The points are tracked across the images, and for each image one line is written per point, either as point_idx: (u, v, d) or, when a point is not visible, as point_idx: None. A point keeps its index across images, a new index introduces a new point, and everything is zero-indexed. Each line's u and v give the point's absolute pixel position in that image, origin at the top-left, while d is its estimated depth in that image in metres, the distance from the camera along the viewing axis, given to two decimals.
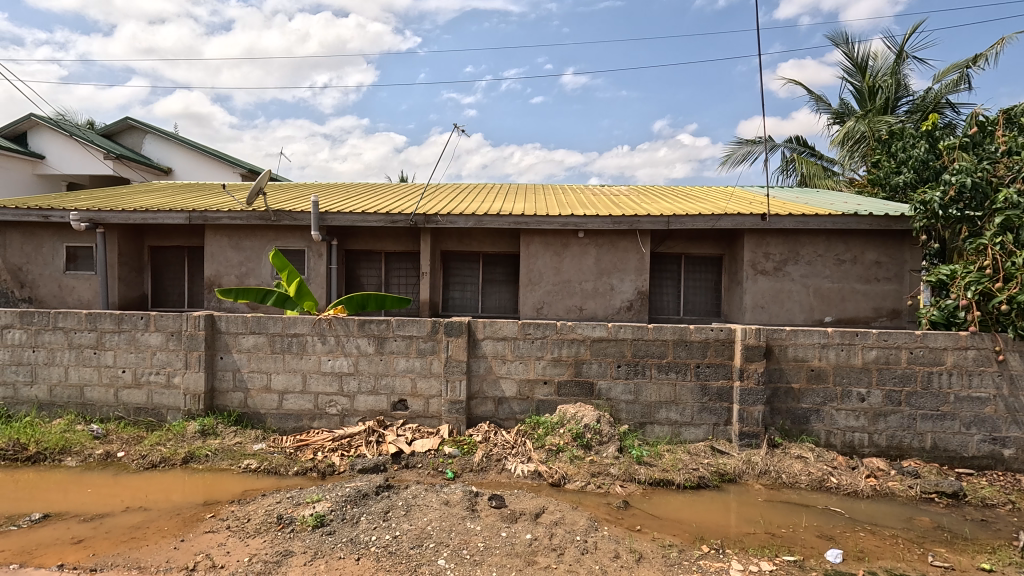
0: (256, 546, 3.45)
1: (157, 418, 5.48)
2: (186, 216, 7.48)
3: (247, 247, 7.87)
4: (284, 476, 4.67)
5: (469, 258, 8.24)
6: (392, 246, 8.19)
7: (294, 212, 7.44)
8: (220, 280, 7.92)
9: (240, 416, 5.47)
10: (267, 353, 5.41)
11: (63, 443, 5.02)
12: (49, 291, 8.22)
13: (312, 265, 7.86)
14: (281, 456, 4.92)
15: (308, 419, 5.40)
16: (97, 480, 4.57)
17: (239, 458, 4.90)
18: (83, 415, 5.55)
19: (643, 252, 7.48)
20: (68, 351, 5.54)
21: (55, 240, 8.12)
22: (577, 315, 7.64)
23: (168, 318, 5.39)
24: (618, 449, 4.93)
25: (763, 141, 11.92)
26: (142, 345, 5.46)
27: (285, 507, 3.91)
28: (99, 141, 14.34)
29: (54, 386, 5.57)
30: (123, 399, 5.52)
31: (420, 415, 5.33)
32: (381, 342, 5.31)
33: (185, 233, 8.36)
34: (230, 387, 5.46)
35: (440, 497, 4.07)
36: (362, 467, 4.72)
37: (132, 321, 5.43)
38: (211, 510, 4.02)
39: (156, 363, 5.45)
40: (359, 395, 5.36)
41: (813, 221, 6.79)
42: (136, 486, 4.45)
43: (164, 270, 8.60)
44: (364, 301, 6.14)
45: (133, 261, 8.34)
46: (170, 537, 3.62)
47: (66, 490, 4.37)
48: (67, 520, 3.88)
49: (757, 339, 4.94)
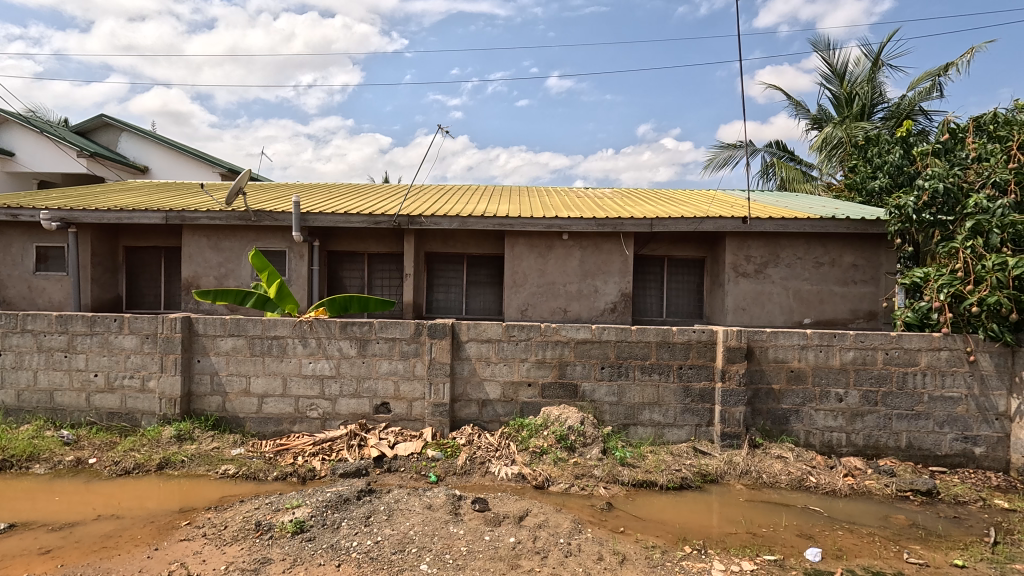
0: (234, 554, 3.38)
1: (131, 423, 5.33)
2: (163, 216, 7.31)
3: (226, 247, 7.73)
4: (263, 482, 4.57)
5: (454, 259, 8.20)
6: (375, 247, 8.11)
7: (274, 213, 7.32)
8: (198, 281, 7.75)
9: (218, 421, 5.34)
10: (247, 356, 5.30)
11: (30, 450, 4.84)
12: (17, 292, 7.96)
13: (293, 266, 7.75)
14: (260, 461, 4.82)
15: (288, 423, 5.31)
16: (68, 488, 4.42)
17: (216, 463, 4.79)
18: (52, 421, 5.37)
19: (626, 254, 7.53)
20: (36, 355, 5.36)
21: (25, 240, 7.88)
22: (561, 317, 7.66)
23: (144, 320, 5.26)
24: (602, 450, 4.94)
25: (743, 146, 12.10)
26: (115, 348, 5.31)
27: (263, 513, 3.82)
28: (71, 137, 13.95)
29: (23, 391, 5.38)
30: (95, 403, 5.35)
31: (403, 418, 5.27)
32: (364, 344, 5.25)
33: (162, 233, 8.17)
34: (208, 391, 5.34)
35: (424, 501, 4.03)
36: (344, 471, 4.66)
37: (105, 324, 5.29)
38: (187, 517, 3.92)
39: (130, 367, 5.30)
40: (341, 398, 5.29)
41: (792, 224, 6.89)
42: (109, 493, 4.33)
43: (140, 271, 8.39)
44: (347, 303, 6.08)
45: (107, 262, 8.13)
46: (143, 546, 3.52)
47: (33, 499, 4.22)
48: (35, 530, 3.75)
49: (738, 340, 5.00)
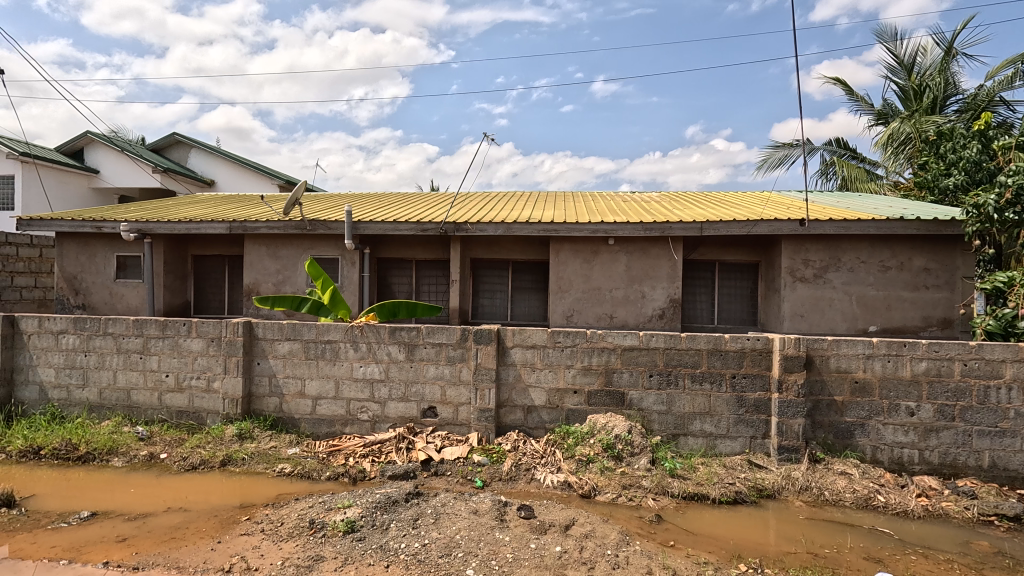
0: (289, 550, 3.51)
1: (198, 421, 5.66)
2: (227, 226, 7.77)
3: (283, 255, 8.11)
4: (316, 481, 4.74)
5: (499, 265, 8.25)
6: (422, 254, 8.29)
7: (328, 222, 7.62)
8: (258, 287, 8.17)
9: (275, 421, 5.60)
10: (302, 359, 5.53)
11: (110, 444, 5.23)
12: (100, 298, 8.65)
13: (345, 272, 8.04)
14: (314, 461, 5.00)
15: (340, 425, 5.49)
16: (142, 481, 4.75)
17: (274, 462, 5.01)
18: (129, 417, 5.79)
19: (675, 259, 7.34)
20: (116, 356, 5.80)
21: (107, 250, 8.57)
22: (607, 323, 7.55)
23: (210, 324, 5.58)
24: (651, 460, 4.80)
25: (800, 145, 11.54)
26: (183, 350, 5.67)
27: (317, 512, 3.96)
28: (148, 155, 15.11)
29: (104, 389, 5.83)
30: (166, 402, 5.73)
31: (449, 423, 5.34)
32: (412, 349, 5.36)
33: (226, 242, 8.68)
34: (266, 392, 5.60)
35: (470, 506, 4.05)
36: (392, 473, 4.75)
37: (176, 327, 5.66)
38: (246, 512, 4.11)
39: (197, 368, 5.64)
40: (390, 402, 5.42)
41: (855, 226, 6.50)
42: (177, 487, 4.60)
43: (206, 278, 8.93)
44: (395, 309, 6.26)
45: (177, 270, 8.71)
46: (208, 538, 3.72)
47: (112, 490, 4.55)
48: (113, 519, 4.04)
49: (797, 349, 4.75)
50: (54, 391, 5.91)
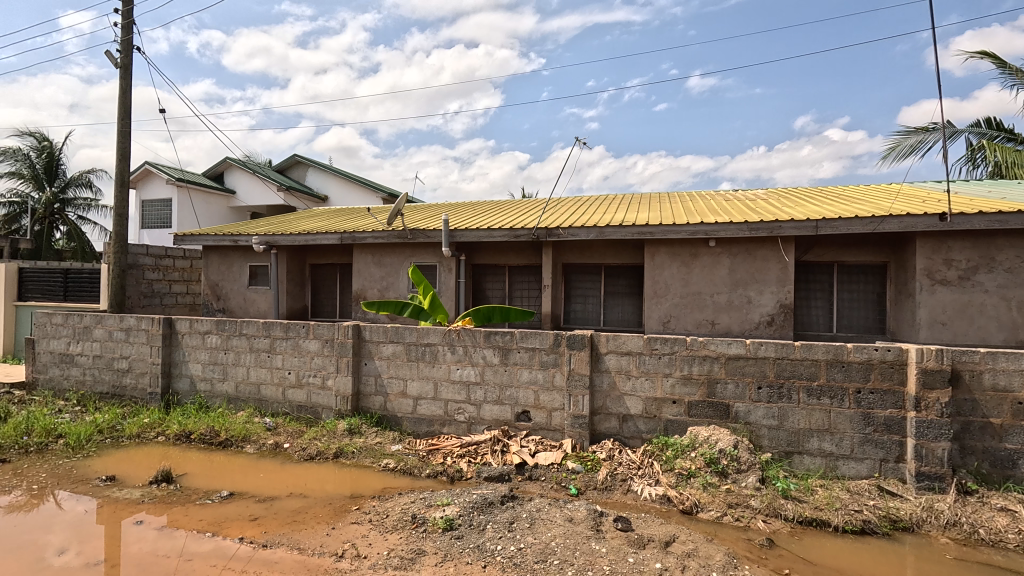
0: (394, 542, 3.71)
1: (314, 416, 6.20)
2: (339, 237, 8.48)
3: (387, 263, 8.66)
4: (417, 477, 4.98)
5: (592, 269, 8.14)
6: (515, 260, 8.42)
7: (427, 230, 8.03)
8: (365, 293, 8.80)
9: (381, 418, 5.97)
10: (404, 361, 5.85)
11: (244, 432, 5.91)
12: (236, 303, 9.83)
13: (443, 278, 8.40)
14: (415, 458, 5.26)
15: (438, 425, 5.72)
16: (269, 467, 5.30)
17: (379, 456, 5.34)
18: (259, 409, 6.50)
19: (785, 261, 6.77)
20: (249, 354, 6.54)
21: (242, 261, 9.73)
22: (708, 330, 7.13)
23: (325, 327, 6.11)
24: (760, 479, 4.43)
25: (938, 128, 10.10)
26: (303, 350, 6.25)
27: (418, 507, 4.15)
28: (273, 175, 16.97)
29: (239, 383, 6.60)
30: (288, 397, 6.35)
31: (543, 428, 5.34)
32: (506, 354, 5.45)
33: (338, 252, 9.46)
34: (373, 391, 5.99)
35: (565, 513, 4.01)
36: (488, 475, 4.84)
37: (297, 330, 6.26)
38: (356, 503, 4.42)
39: (314, 367, 6.19)
40: (485, 404, 5.55)
41: (1015, 219, 5.54)
42: (297, 475, 5.07)
43: (321, 284, 9.79)
44: (490, 313, 6.40)
45: (297, 277, 9.65)
46: (323, 524, 4.05)
47: (245, 473, 5.13)
48: (247, 499, 4.54)
49: (939, 362, 4.14)
50: (200, 383, 6.80)
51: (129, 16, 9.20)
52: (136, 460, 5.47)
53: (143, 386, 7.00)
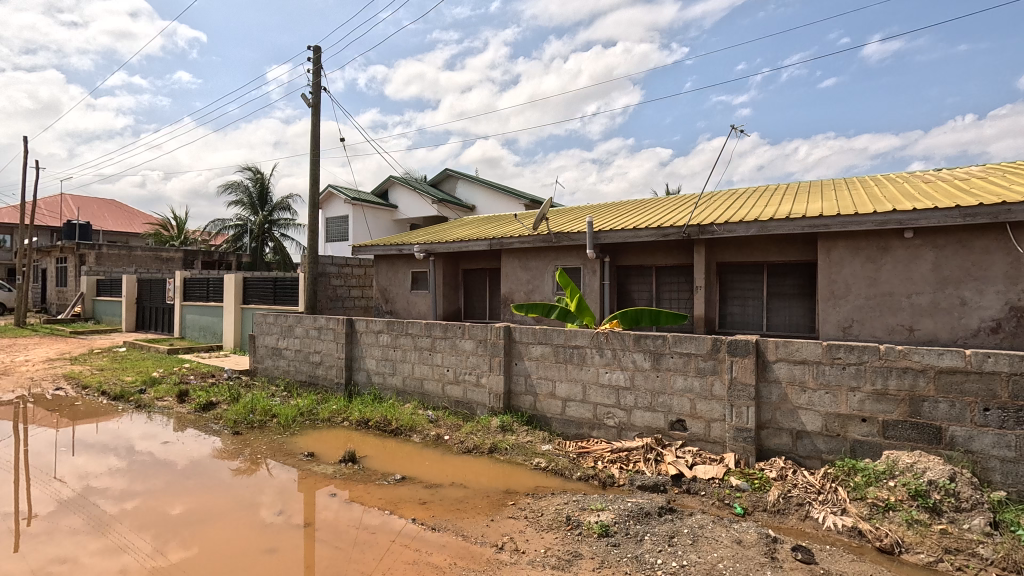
0: (550, 541, 3.77)
1: (470, 411, 6.60)
2: (489, 242, 8.95)
3: (533, 266, 8.90)
4: (568, 479, 4.99)
5: (752, 268, 7.41)
6: (664, 260, 8.04)
7: (572, 233, 8.08)
8: (512, 296, 9.15)
9: (531, 417, 6.14)
10: (553, 362, 5.93)
11: (411, 422, 6.53)
12: (401, 305, 10.94)
13: (588, 281, 8.38)
14: (566, 460, 5.28)
15: (588, 428, 5.68)
16: (433, 456, 5.77)
17: (531, 455, 5.49)
18: (422, 402, 7.13)
19: (1018, 253, 5.42)
20: (414, 352, 7.22)
21: (405, 267, 10.81)
22: (904, 338, 6.03)
23: (478, 328, 6.48)
24: (991, 523, 3.58)
25: None
26: (459, 349, 6.70)
27: (572, 509, 4.17)
28: (429, 189, 18.62)
29: (406, 377, 7.32)
30: (447, 392, 6.86)
31: (701, 439, 5.00)
32: (658, 358, 5.21)
33: (488, 257, 9.99)
34: (523, 391, 6.18)
35: (731, 534, 3.68)
36: (641, 483, 4.66)
37: (454, 330, 6.74)
38: (512, 498, 4.59)
39: (470, 365, 6.59)
40: (636, 410, 5.37)
41: None
42: (457, 466, 5.44)
43: (472, 288, 10.43)
44: (639, 316, 6.16)
45: (452, 281, 10.40)
46: (483, 515, 4.28)
47: (413, 460, 5.65)
48: (416, 484, 5.00)
49: None
50: (375, 376, 7.69)
51: (318, 62, 10.84)
52: (328, 441, 6.38)
53: (331, 376, 8.15)
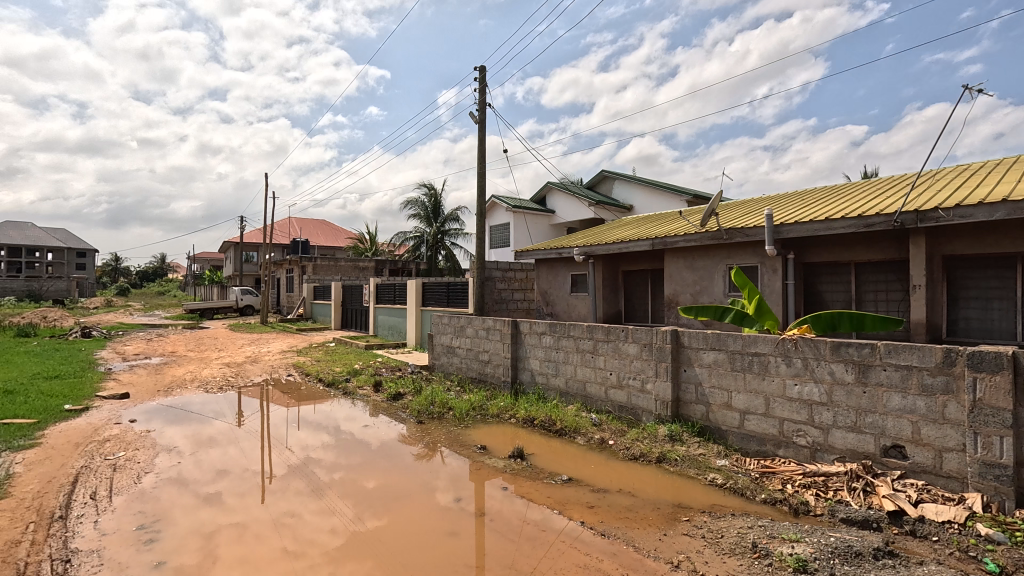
0: (734, 567, 3.42)
1: (635, 417, 6.38)
2: (651, 242, 8.60)
3: (701, 266, 8.29)
4: (751, 500, 4.48)
5: (998, 262, 5.88)
6: (866, 255, 6.81)
7: (747, 229, 7.34)
8: (678, 298, 8.64)
9: (703, 429, 5.69)
10: (728, 370, 5.44)
11: (575, 424, 6.56)
12: (561, 307, 11.11)
13: (767, 281, 7.51)
14: (747, 479, 4.76)
15: (772, 446, 5.06)
16: (598, 460, 5.69)
17: (705, 470, 5.08)
18: (585, 405, 7.11)
19: None
20: (576, 354, 7.25)
21: (565, 271, 10.96)
22: None
23: (643, 331, 6.25)
24: None
25: None
26: (623, 353, 6.54)
27: (758, 536, 3.73)
28: (586, 192, 18.71)
29: (569, 379, 7.38)
30: (610, 396, 6.74)
31: (928, 471, 4.11)
32: (865, 371, 4.43)
33: (650, 258, 9.60)
34: (693, 400, 5.78)
35: None
36: (845, 516, 3.94)
37: (617, 333, 6.61)
38: (685, 514, 4.29)
39: (634, 370, 6.38)
40: (835, 429, 4.63)
41: None
42: (624, 473, 5.27)
43: (633, 290, 10.11)
44: (835, 321, 5.33)
45: (612, 284, 10.22)
46: (655, 528, 4.07)
47: (578, 463, 5.64)
48: (582, 487, 4.97)
49: None
50: (539, 376, 7.91)
51: (484, 81, 11.62)
52: (497, 436, 6.73)
53: (498, 375, 8.61)
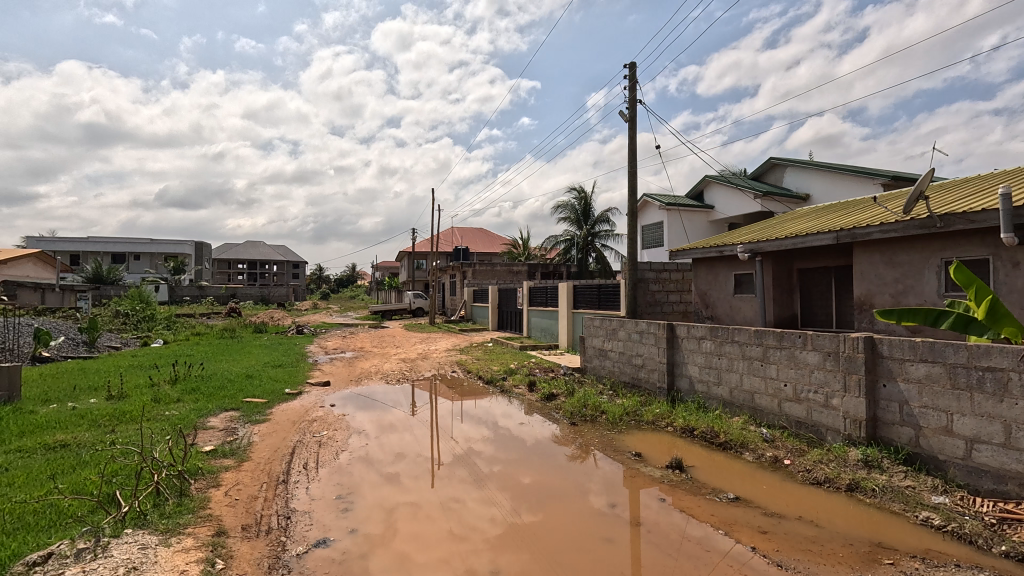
0: None
1: (817, 436, 5.58)
2: (835, 236, 7.47)
3: (903, 261, 6.94)
4: (984, 552, 3.60)
5: None
6: None
7: (971, 214, 5.94)
8: (872, 299, 7.35)
9: (911, 456, 4.74)
10: (947, 388, 4.46)
11: (742, 438, 5.97)
12: (723, 310, 10.25)
13: (1004, 278, 5.98)
14: (978, 524, 3.83)
15: (1016, 486, 4.01)
16: (771, 480, 5.10)
17: (915, 506, 4.22)
18: (754, 418, 6.44)
19: None
20: (742, 361, 6.62)
21: (728, 270, 10.09)
22: None
23: (825, 338, 5.45)
24: None
25: None
26: (800, 362, 5.78)
27: None
28: (751, 184, 16.99)
29: (733, 389, 6.76)
30: (785, 410, 6.00)
31: None
32: None
33: (833, 253, 8.34)
34: (896, 421, 4.85)
35: None
36: None
37: (792, 339, 5.88)
38: (889, 556, 3.62)
39: (815, 382, 5.60)
40: None
41: None
42: (804, 498, 4.64)
43: (812, 291, 8.89)
44: None
45: (785, 284, 9.12)
46: (847, 568, 3.50)
47: (746, 481, 5.12)
48: (753, 509, 4.50)
49: None
50: (699, 384, 7.39)
51: (633, 78, 11.30)
52: (653, 444, 6.46)
53: (653, 380, 8.26)
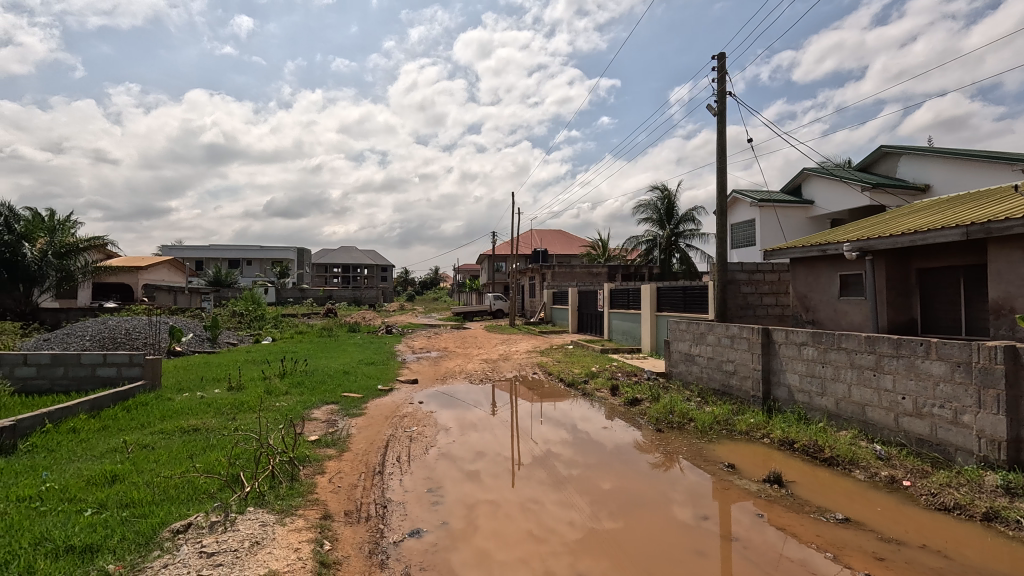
0: None
1: (944, 456, 4.98)
2: (964, 231, 6.63)
3: None
4: None
5: None
6: None
7: None
8: (1012, 303, 6.42)
9: None
10: None
11: (851, 454, 5.46)
12: (827, 314, 9.45)
13: None
14: None
15: None
16: (887, 502, 4.62)
17: None
18: (865, 433, 5.87)
19: None
20: (851, 370, 6.07)
21: (831, 271, 9.29)
22: None
23: (954, 346, 4.87)
24: None
25: None
26: (922, 373, 5.20)
27: None
28: (858, 175, 15.48)
29: (840, 400, 6.22)
30: (903, 426, 5.42)
31: None
32: None
33: (960, 251, 7.40)
34: None
35: None
36: None
37: (911, 347, 5.30)
38: None
39: (941, 396, 5.01)
40: None
41: None
42: (929, 525, 4.16)
43: (935, 294, 7.94)
44: None
45: (901, 285, 8.23)
46: None
47: (857, 502, 4.68)
48: (866, 532, 4.10)
49: None
50: (799, 394, 6.87)
51: (723, 68, 10.75)
52: (746, 455, 6.09)
53: (746, 388, 7.79)
